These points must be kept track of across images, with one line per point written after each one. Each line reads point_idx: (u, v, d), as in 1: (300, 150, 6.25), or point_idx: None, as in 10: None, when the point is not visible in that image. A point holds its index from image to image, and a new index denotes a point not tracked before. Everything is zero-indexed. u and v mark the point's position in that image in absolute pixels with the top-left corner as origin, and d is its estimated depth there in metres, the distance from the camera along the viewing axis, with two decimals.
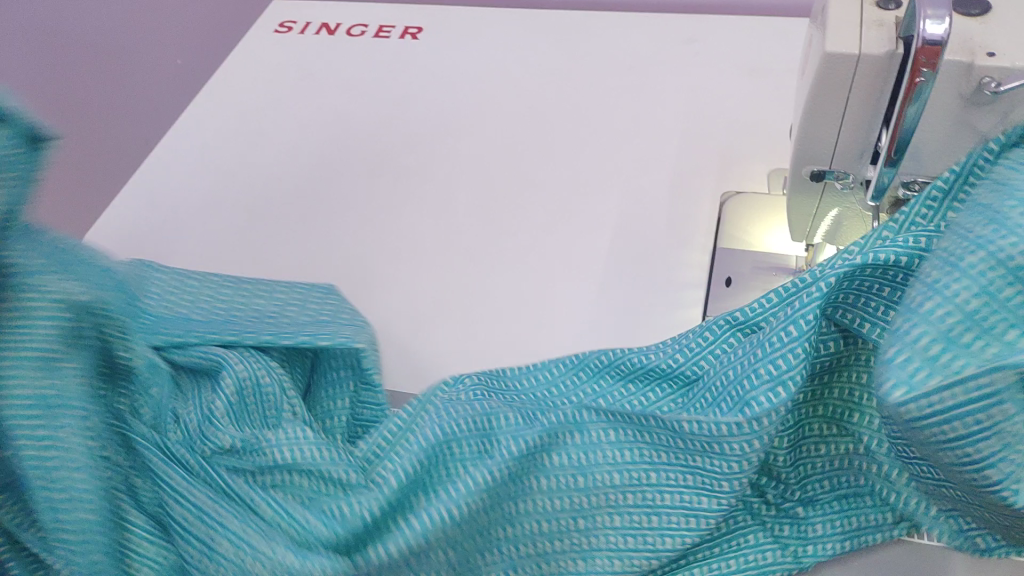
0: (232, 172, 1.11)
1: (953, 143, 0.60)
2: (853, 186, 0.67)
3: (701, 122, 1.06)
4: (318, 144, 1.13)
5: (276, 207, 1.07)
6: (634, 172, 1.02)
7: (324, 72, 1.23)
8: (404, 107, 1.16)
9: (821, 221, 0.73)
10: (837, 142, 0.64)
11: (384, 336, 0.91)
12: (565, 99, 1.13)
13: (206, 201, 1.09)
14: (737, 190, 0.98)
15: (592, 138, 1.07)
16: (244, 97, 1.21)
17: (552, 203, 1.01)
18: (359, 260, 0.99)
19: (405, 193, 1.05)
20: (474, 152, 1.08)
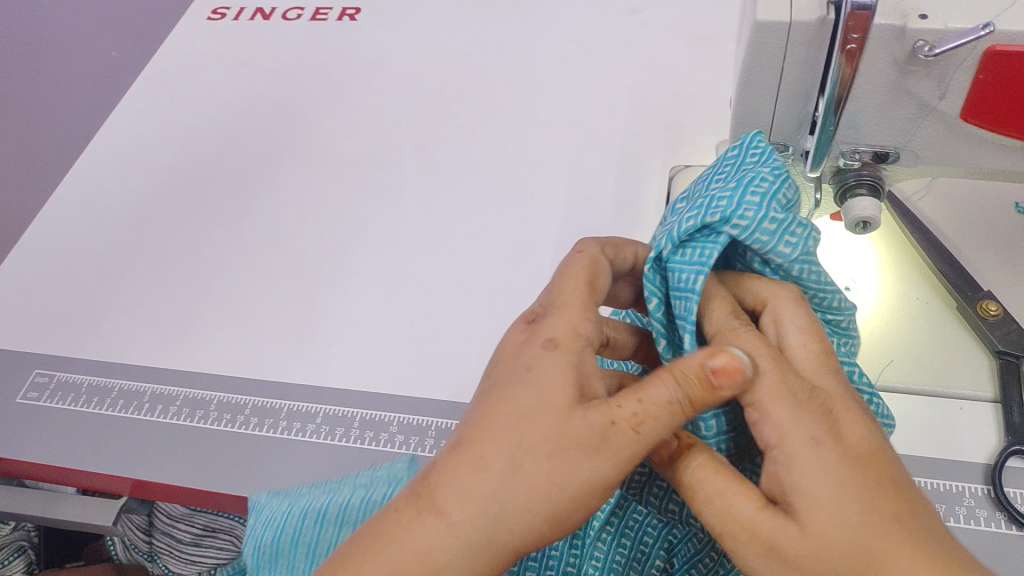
0: (167, 169, 1.07)
1: (890, 111, 0.58)
2: (793, 157, 0.65)
3: (647, 94, 1.04)
4: (256, 135, 1.09)
5: (213, 200, 1.03)
6: (581, 149, 1.00)
7: (259, 60, 1.19)
8: (343, 91, 1.12)
9: None
10: (774, 113, 0.61)
11: (331, 331, 0.88)
12: (507, 78, 1.10)
13: (140, 199, 1.05)
14: (686, 162, 0.96)
15: (538, 117, 1.04)
16: (179, 92, 1.17)
17: (499, 183, 0.98)
18: (301, 250, 0.96)
19: (347, 180, 1.01)
20: (417, 135, 1.05)
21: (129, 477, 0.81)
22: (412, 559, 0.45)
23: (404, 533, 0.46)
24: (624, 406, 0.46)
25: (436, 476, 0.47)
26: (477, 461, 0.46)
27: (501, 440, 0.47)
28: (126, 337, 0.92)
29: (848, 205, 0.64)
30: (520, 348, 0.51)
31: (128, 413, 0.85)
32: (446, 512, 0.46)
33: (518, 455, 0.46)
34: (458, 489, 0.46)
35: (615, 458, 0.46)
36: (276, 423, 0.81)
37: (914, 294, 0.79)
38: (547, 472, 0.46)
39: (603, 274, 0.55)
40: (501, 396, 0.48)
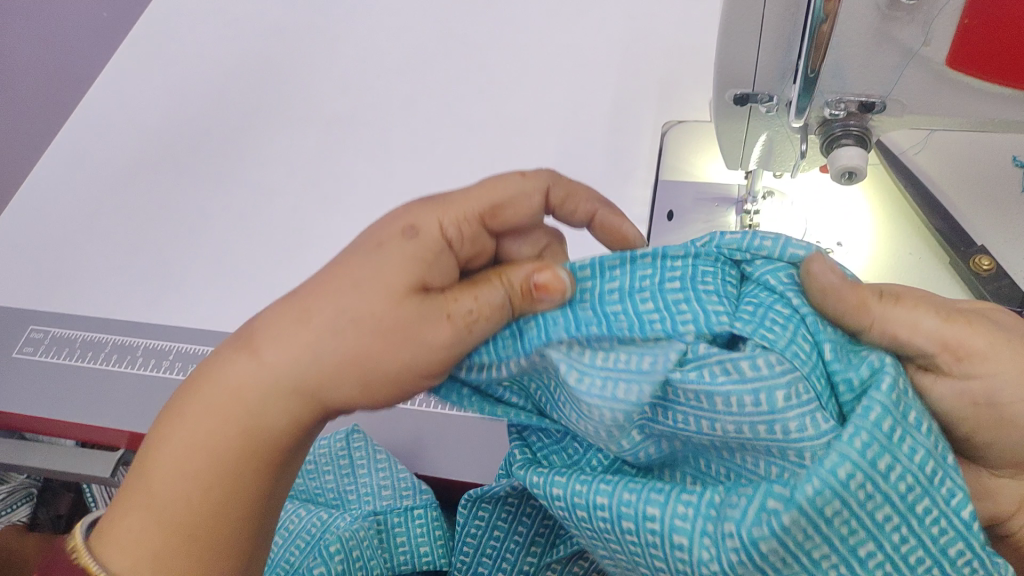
0: (155, 127, 1.07)
1: (876, 59, 0.57)
2: (778, 108, 0.64)
3: (640, 49, 1.02)
4: (243, 92, 1.08)
5: (200, 158, 1.03)
6: (571, 106, 0.98)
7: (249, 17, 1.18)
8: (334, 48, 1.11)
9: (753, 146, 0.71)
10: (758, 63, 0.60)
11: None
12: (499, 34, 1.08)
13: (129, 158, 1.05)
14: (678, 118, 0.94)
15: (527, 73, 1.03)
16: (167, 51, 1.17)
17: (487, 140, 0.97)
18: (288, 208, 0.96)
19: (335, 139, 1.01)
20: (406, 92, 1.04)
21: (124, 430, 0.82)
22: (226, 396, 0.42)
23: (230, 385, 0.42)
24: (460, 300, 0.41)
25: (262, 327, 0.43)
26: (312, 325, 0.41)
27: (335, 300, 0.42)
28: (119, 295, 0.93)
29: (832, 157, 0.63)
30: (399, 224, 0.45)
31: (122, 367, 0.86)
32: (258, 352, 0.42)
33: (341, 317, 0.41)
34: (278, 336, 0.42)
35: (433, 347, 0.41)
36: None
37: (908, 249, 0.78)
38: (369, 348, 0.41)
39: (515, 201, 0.47)
40: (353, 255, 0.44)
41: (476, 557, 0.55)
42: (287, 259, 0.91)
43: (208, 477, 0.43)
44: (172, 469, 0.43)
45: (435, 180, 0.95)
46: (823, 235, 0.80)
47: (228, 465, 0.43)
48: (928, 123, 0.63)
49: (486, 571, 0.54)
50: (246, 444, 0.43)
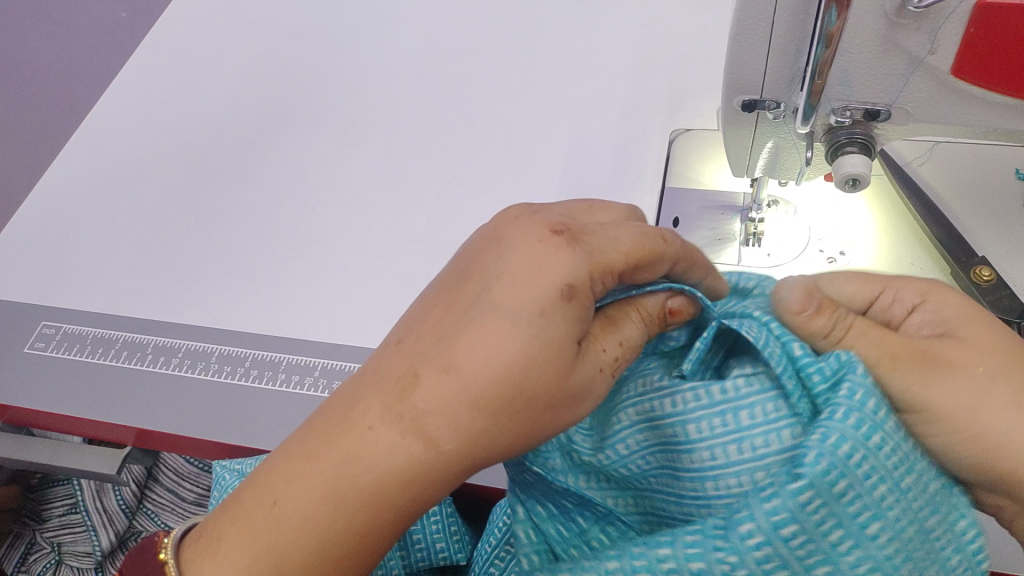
0: (168, 127, 1.09)
1: (882, 66, 0.58)
2: (785, 115, 0.65)
3: (648, 57, 1.04)
4: (256, 93, 1.10)
5: (213, 158, 1.04)
6: (580, 112, 1.00)
7: (262, 21, 1.19)
8: (346, 52, 1.12)
9: (759, 154, 0.72)
10: (766, 70, 0.61)
11: (329, 288, 0.90)
12: (509, 41, 1.10)
13: (141, 157, 1.06)
14: (685, 126, 0.95)
15: (536, 79, 1.04)
16: (181, 53, 1.18)
17: (497, 143, 0.99)
18: (299, 208, 0.97)
19: (345, 141, 1.02)
20: (417, 96, 1.05)
21: (133, 427, 0.83)
22: (378, 478, 0.40)
23: (362, 443, 0.41)
24: (607, 348, 0.45)
25: (421, 390, 0.41)
26: (474, 399, 0.40)
27: (485, 352, 0.40)
28: (129, 292, 0.94)
29: (837, 163, 0.64)
30: (536, 265, 0.43)
31: (132, 363, 0.87)
32: (438, 441, 0.40)
33: (515, 404, 0.41)
34: (434, 393, 0.40)
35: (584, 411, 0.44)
36: (274, 376, 0.83)
37: (910, 260, 0.79)
38: (522, 389, 0.41)
39: (650, 267, 0.48)
40: (498, 285, 0.43)
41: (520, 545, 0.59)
42: (297, 257, 0.93)
43: (355, 545, 0.42)
44: (317, 533, 0.41)
45: (446, 181, 0.96)
46: (826, 244, 0.81)
47: (378, 529, 0.41)
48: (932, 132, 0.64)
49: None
50: (402, 510, 0.41)
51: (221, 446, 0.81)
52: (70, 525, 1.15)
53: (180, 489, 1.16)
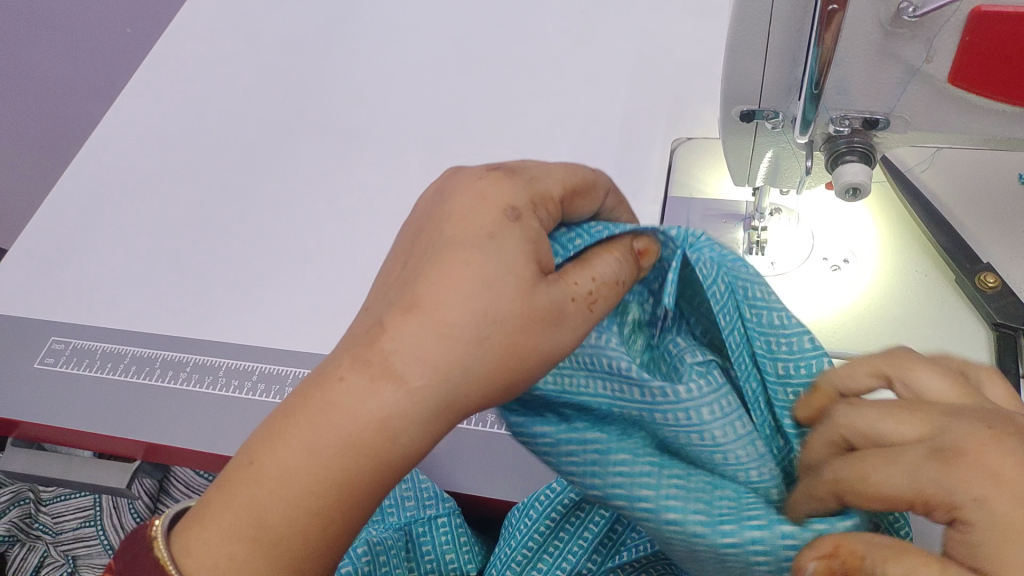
0: (174, 142, 1.10)
1: (878, 75, 0.58)
2: (784, 124, 0.65)
3: (649, 66, 1.04)
4: (261, 107, 1.11)
5: (218, 172, 1.05)
6: (582, 122, 1.00)
7: (264, 35, 1.21)
8: (348, 64, 1.14)
9: (759, 163, 0.72)
10: (763, 81, 0.62)
11: (335, 299, 0.90)
12: (509, 51, 1.11)
13: (148, 171, 1.08)
14: (687, 134, 0.96)
15: (538, 89, 1.05)
16: (186, 68, 1.20)
17: (499, 153, 0.99)
18: (304, 220, 0.98)
19: (349, 153, 1.03)
20: (420, 107, 1.06)
21: (142, 441, 0.84)
22: (358, 424, 0.36)
23: (334, 395, 0.37)
24: (579, 281, 0.40)
25: (379, 327, 0.37)
26: (441, 326, 0.36)
27: (446, 285, 0.37)
28: (138, 307, 0.95)
29: (837, 172, 0.64)
30: (481, 197, 0.40)
31: (140, 378, 0.88)
32: (405, 377, 0.36)
33: (485, 322, 0.37)
34: (410, 350, 0.36)
35: (569, 339, 0.39)
36: (281, 389, 0.84)
37: (914, 267, 0.79)
38: (515, 340, 0.37)
39: (591, 194, 0.46)
40: (448, 222, 0.40)
41: (538, 552, 0.59)
42: (303, 270, 0.93)
43: (338, 499, 0.37)
44: (299, 492, 0.37)
45: None
46: (830, 252, 0.81)
47: (364, 482, 0.37)
48: (931, 140, 0.64)
49: (546, 566, 0.58)
50: (383, 461, 0.37)
51: (229, 459, 0.81)
52: (83, 539, 1.17)
53: (191, 500, 1.19)
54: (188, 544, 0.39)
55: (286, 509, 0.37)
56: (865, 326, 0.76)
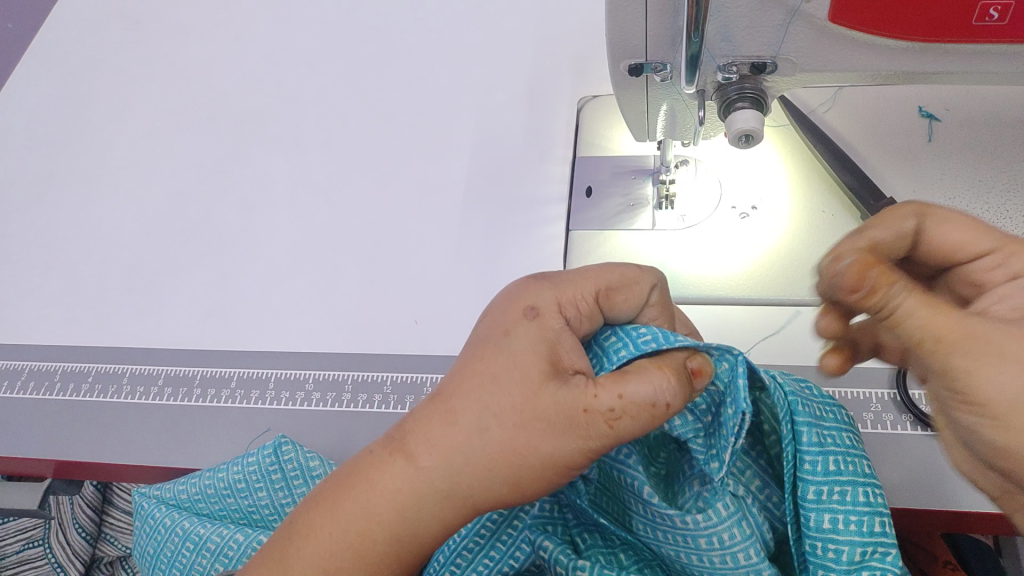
0: (59, 138, 1.04)
1: (760, 18, 0.56)
2: (673, 76, 0.64)
3: (551, 24, 1.01)
4: (149, 94, 1.05)
5: (108, 168, 1.00)
6: (486, 86, 0.97)
7: (148, 21, 1.14)
8: (239, 46, 1.08)
9: (656, 117, 0.70)
10: (646, 31, 0.59)
11: (241, 294, 0.86)
12: (407, 21, 1.07)
13: (32, 172, 1.02)
14: (593, 91, 0.93)
15: (440, 56, 1.02)
16: (66, 58, 1.13)
17: (404, 126, 0.96)
18: (203, 211, 0.93)
19: (246, 136, 0.99)
20: (318, 84, 1.02)
21: (49, 460, 0.79)
22: (387, 501, 0.46)
23: (369, 464, 0.48)
24: (602, 396, 0.44)
25: (421, 431, 0.47)
26: (448, 415, 0.47)
27: (466, 386, 0.47)
28: (32, 319, 0.89)
29: (730, 120, 0.62)
30: (509, 303, 0.51)
31: (39, 394, 0.83)
32: (417, 460, 0.46)
33: (485, 418, 0.46)
34: (428, 436, 0.47)
35: (577, 445, 0.44)
36: (190, 391, 0.80)
37: (822, 207, 0.79)
38: (511, 439, 0.45)
39: (631, 291, 0.51)
40: (487, 328, 0.50)
41: (489, 542, 0.53)
42: (204, 264, 0.89)
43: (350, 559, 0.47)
44: (334, 543, 0.47)
45: (353, 170, 0.93)
46: (737, 200, 0.80)
47: (375, 551, 0.47)
48: (822, 81, 0.63)
49: (497, 556, 0.53)
50: (399, 529, 0.47)
51: (142, 470, 0.78)
52: (28, 561, 1.16)
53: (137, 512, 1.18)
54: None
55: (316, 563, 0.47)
56: (779, 276, 0.76)
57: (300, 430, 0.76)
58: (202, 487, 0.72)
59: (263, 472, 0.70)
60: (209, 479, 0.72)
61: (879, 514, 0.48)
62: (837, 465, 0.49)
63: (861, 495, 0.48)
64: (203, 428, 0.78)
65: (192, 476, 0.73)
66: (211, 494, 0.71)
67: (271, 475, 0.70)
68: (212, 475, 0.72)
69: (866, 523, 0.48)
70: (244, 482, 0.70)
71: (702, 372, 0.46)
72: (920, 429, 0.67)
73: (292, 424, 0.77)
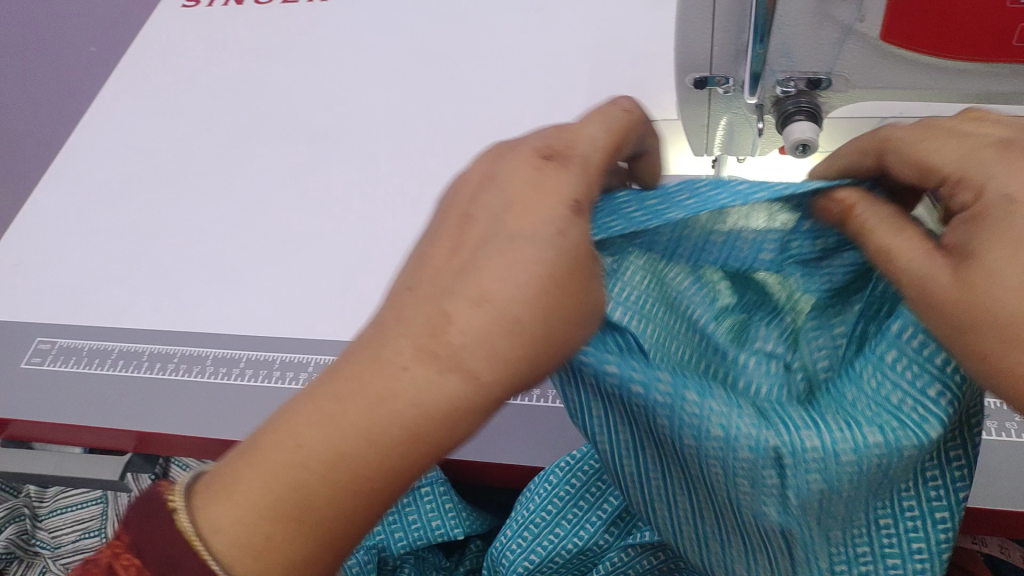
0: (149, 145, 1.13)
1: (817, 36, 0.63)
2: (734, 89, 0.70)
3: (609, 54, 1.09)
4: (234, 108, 1.14)
5: (195, 172, 1.08)
6: (547, 109, 1.04)
7: (235, 42, 1.23)
8: (320, 67, 1.17)
9: (715, 131, 0.76)
10: (712, 46, 0.66)
11: (315, 289, 0.93)
12: (472, 47, 1.15)
13: (124, 175, 1.10)
14: (648, 115, 1.00)
15: (504, 81, 1.09)
16: (158, 73, 1.22)
17: (468, 142, 1.03)
18: (282, 213, 1.01)
19: (323, 149, 1.06)
20: (390, 103, 1.10)
21: (134, 430, 0.86)
22: (431, 420, 0.41)
23: (396, 381, 0.42)
24: (610, 285, 0.47)
25: (457, 337, 0.42)
26: (511, 322, 0.42)
27: (511, 278, 0.43)
28: (122, 306, 0.96)
29: (787, 131, 0.68)
30: (538, 189, 0.47)
31: (129, 372, 0.89)
32: (477, 373, 0.42)
33: (554, 321, 0.43)
34: (486, 349, 0.42)
35: (614, 330, 0.46)
36: (269, 374, 0.86)
37: None
38: (570, 334, 0.44)
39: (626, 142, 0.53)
40: (509, 215, 0.46)
41: (555, 517, 0.67)
42: (282, 261, 0.96)
43: (379, 486, 0.42)
44: (352, 474, 0.42)
45: (422, 181, 1.00)
46: None
47: (407, 472, 0.43)
48: (872, 98, 0.69)
49: (563, 531, 0.66)
50: (439, 449, 0.42)
51: (220, 443, 0.84)
52: (82, 550, 1.20)
53: None
54: (206, 511, 0.43)
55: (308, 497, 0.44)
56: None
57: None
58: None
59: None
60: None
61: (932, 409, 0.45)
62: (920, 345, 0.46)
63: (927, 385, 0.46)
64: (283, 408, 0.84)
65: None
66: None
67: None
68: None
69: (912, 404, 0.46)
70: None
71: (853, 208, 0.47)
72: None
73: None
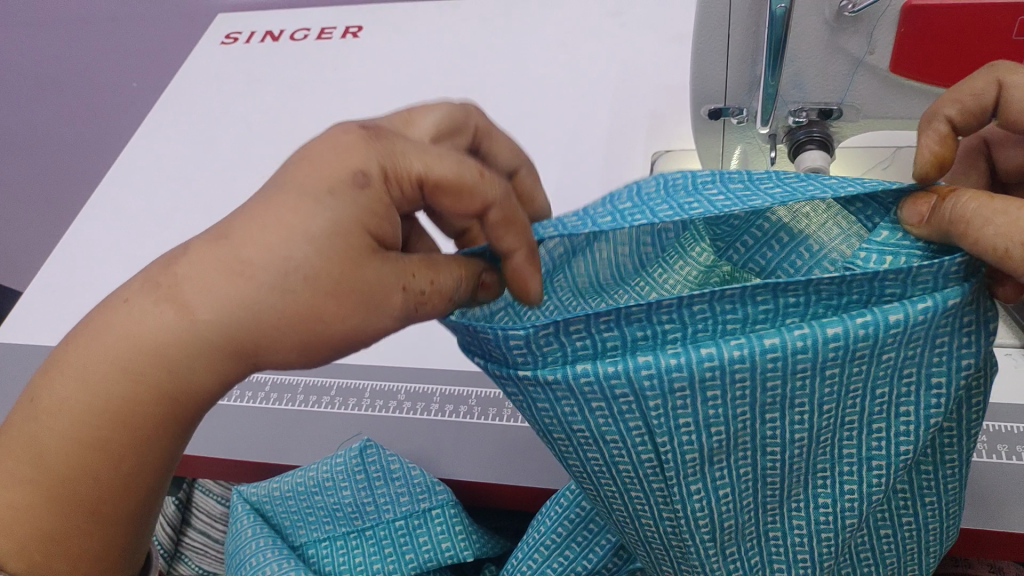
0: (183, 174, 1.17)
1: (829, 67, 0.65)
2: (748, 119, 0.72)
3: (629, 88, 1.12)
4: (265, 140, 1.18)
5: (225, 200, 1.11)
6: (569, 140, 1.07)
7: (269, 78, 1.28)
8: (349, 100, 1.21)
9: (730, 160, 0.78)
10: (726, 78, 0.68)
11: None
12: (496, 81, 1.18)
13: (158, 203, 1.14)
14: (666, 146, 1.02)
15: (526, 113, 1.12)
16: (195, 107, 1.27)
17: None
18: None
19: None
20: None
21: None
22: (140, 355, 0.44)
23: (132, 321, 0.44)
24: (417, 278, 0.46)
25: (188, 278, 0.43)
26: (242, 266, 0.43)
27: (267, 241, 0.43)
28: None
29: (799, 160, 0.70)
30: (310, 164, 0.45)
31: None
32: (192, 310, 0.43)
33: (292, 279, 0.43)
34: (208, 295, 0.43)
35: (390, 318, 0.46)
36: (294, 397, 0.88)
37: None
38: (318, 303, 0.43)
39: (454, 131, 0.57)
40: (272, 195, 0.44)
41: (566, 540, 0.66)
42: None
43: (113, 429, 0.46)
44: (79, 415, 0.45)
45: None
46: None
47: (140, 413, 0.46)
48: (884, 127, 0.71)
49: (573, 554, 0.66)
50: (165, 395, 0.46)
51: (243, 464, 0.85)
52: None
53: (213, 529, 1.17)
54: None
55: (67, 448, 0.46)
56: None
57: (388, 436, 0.83)
58: (293, 486, 0.79)
59: (349, 468, 0.78)
60: (297, 479, 0.80)
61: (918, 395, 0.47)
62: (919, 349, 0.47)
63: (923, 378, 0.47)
64: (304, 431, 0.85)
65: (283, 478, 0.81)
66: (306, 488, 0.79)
67: (358, 468, 0.78)
68: (302, 478, 0.79)
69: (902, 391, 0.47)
70: (331, 480, 0.78)
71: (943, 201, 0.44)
72: (977, 455, 0.70)
73: (382, 432, 0.83)
